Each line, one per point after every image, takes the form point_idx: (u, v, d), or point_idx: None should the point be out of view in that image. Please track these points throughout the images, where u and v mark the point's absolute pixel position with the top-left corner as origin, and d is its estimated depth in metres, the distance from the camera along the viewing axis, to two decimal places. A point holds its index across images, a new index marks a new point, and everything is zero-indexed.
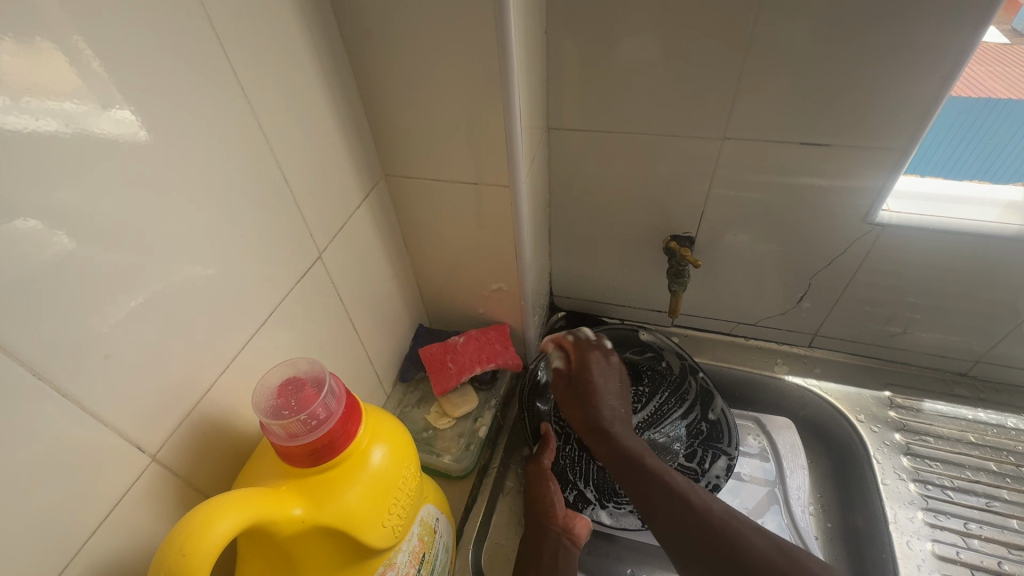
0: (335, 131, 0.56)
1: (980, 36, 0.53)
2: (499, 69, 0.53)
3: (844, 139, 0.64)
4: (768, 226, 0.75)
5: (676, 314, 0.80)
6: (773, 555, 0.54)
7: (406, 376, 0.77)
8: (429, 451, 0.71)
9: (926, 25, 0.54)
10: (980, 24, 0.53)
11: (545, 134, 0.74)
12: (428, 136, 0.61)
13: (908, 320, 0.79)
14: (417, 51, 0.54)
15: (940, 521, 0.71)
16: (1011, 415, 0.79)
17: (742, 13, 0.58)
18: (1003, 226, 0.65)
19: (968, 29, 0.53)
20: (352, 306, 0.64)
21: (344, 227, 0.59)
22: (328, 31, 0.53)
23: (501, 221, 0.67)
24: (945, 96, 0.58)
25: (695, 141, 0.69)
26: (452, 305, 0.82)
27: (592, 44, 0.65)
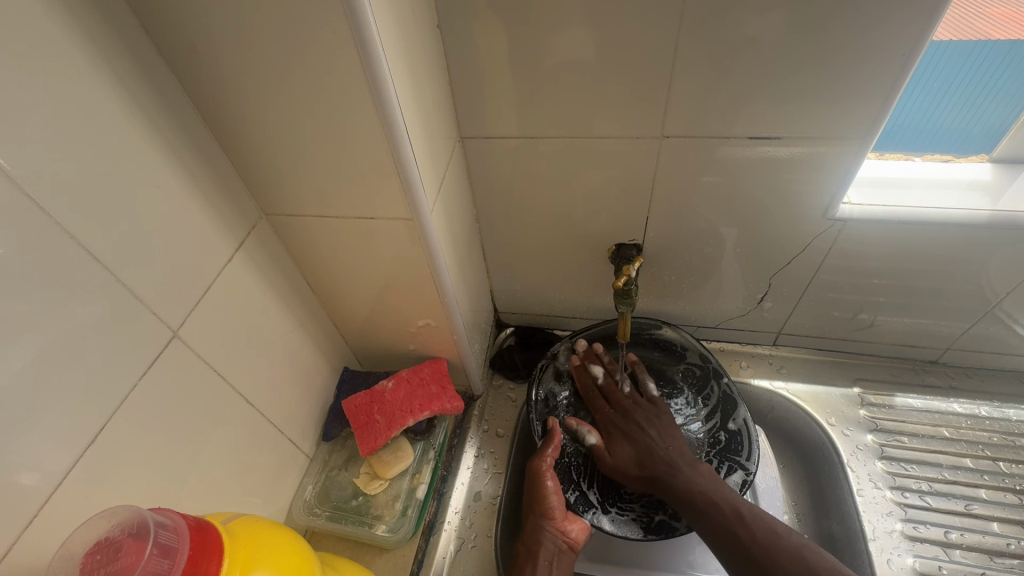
0: (171, 183, 0.46)
1: (943, 6, 0.45)
2: (367, 85, 0.43)
3: (792, 130, 0.56)
4: (717, 229, 0.68)
5: (620, 335, 0.73)
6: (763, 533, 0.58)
7: (330, 435, 0.69)
8: (360, 523, 0.64)
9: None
10: None
11: (458, 143, 0.64)
12: (305, 169, 0.51)
13: (875, 308, 0.73)
14: (263, 72, 0.43)
15: (920, 532, 0.67)
16: (984, 404, 0.75)
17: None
18: (974, 212, 0.59)
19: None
20: (238, 376, 0.55)
21: (210, 290, 0.50)
22: (144, 60, 0.42)
23: (412, 255, 0.58)
24: (904, 77, 0.51)
25: (622, 144, 0.61)
26: (378, 344, 0.73)
27: (494, 42, 0.55)
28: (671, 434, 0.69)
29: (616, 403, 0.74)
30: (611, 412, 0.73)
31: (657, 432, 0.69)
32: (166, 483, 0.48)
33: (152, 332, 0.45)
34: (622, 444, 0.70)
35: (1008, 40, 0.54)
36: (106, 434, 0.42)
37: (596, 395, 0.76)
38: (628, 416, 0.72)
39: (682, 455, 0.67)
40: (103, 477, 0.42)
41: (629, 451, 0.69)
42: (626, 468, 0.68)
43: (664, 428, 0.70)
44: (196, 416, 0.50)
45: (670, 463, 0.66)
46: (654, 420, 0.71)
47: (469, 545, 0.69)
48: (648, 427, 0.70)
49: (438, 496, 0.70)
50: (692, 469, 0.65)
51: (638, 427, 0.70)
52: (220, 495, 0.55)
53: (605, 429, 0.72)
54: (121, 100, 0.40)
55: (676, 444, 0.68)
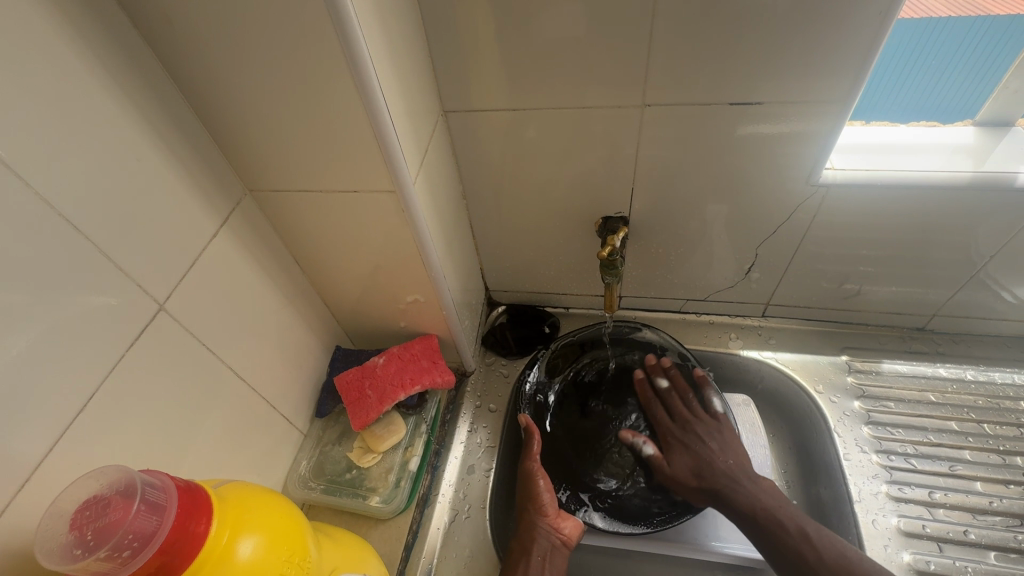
0: (152, 157, 0.46)
1: None
2: (342, 54, 0.43)
3: (773, 95, 0.56)
4: (704, 198, 0.68)
5: (608, 309, 0.74)
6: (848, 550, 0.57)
7: (323, 411, 0.70)
8: (354, 495, 0.65)
9: None
10: None
11: (441, 118, 0.64)
12: (286, 143, 0.51)
13: (863, 275, 0.73)
14: (238, 43, 0.43)
15: (905, 494, 0.68)
16: (969, 368, 0.76)
17: None
18: (956, 174, 0.59)
19: None
20: (228, 351, 0.55)
21: (196, 264, 0.51)
22: (117, 30, 0.42)
23: (396, 228, 0.58)
24: (883, 38, 0.50)
25: (606, 114, 0.61)
26: (369, 322, 0.73)
27: (473, 10, 0.54)
28: (733, 448, 0.70)
29: (676, 415, 0.74)
30: (673, 424, 0.74)
31: (718, 444, 0.70)
32: (159, 455, 0.49)
33: (138, 306, 0.45)
34: (681, 455, 0.70)
35: (1007, 15, 0.54)
36: (96, 405, 0.43)
37: (655, 406, 0.76)
38: (689, 426, 0.73)
39: (743, 467, 0.67)
40: (96, 448, 0.43)
41: (686, 461, 0.69)
42: (683, 479, 0.68)
43: (725, 441, 0.70)
44: (187, 389, 0.51)
45: (731, 476, 0.66)
46: (716, 434, 0.71)
47: (463, 516, 0.70)
48: (708, 440, 0.70)
49: (431, 469, 0.72)
50: (754, 482, 0.65)
51: (698, 439, 0.71)
52: (215, 469, 0.55)
53: (664, 439, 0.73)
54: (96, 70, 0.40)
55: (737, 457, 0.69)
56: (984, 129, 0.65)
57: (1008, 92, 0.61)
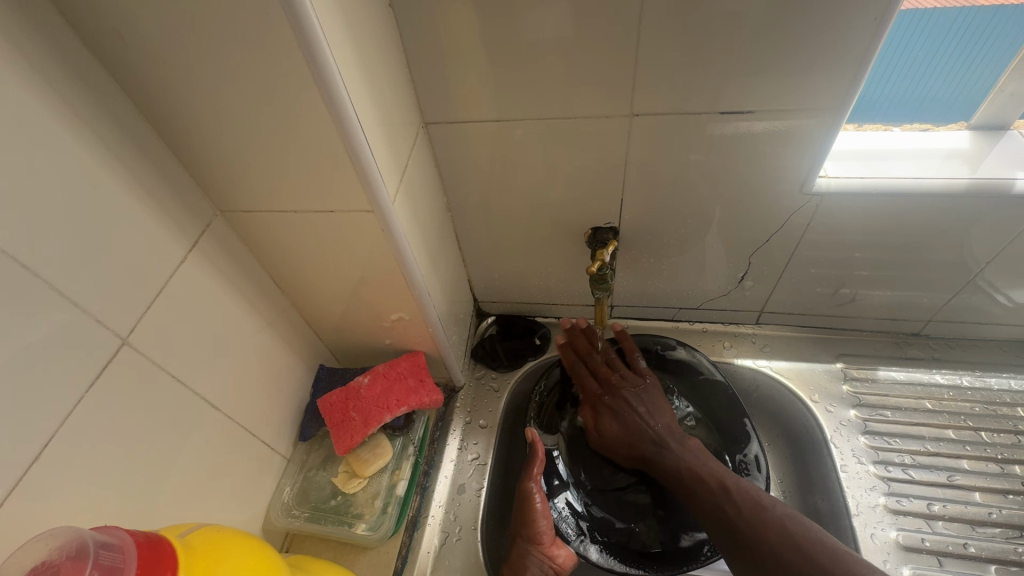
0: (110, 183, 0.43)
1: None
2: (310, 70, 0.40)
3: (763, 103, 0.54)
4: (695, 207, 0.66)
5: (598, 321, 0.72)
6: (767, 503, 0.57)
7: (306, 435, 0.67)
8: (339, 523, 0.63)
9: None
10: None
11: (422, 130, 0.62)
12: (255, 161, 0.48)
13: (858, 281, 0.72)
14: (197, 60, 0.41)
15: (903, 506, 0.67)
16: (966, 374, 0.75)
17: None
18: (951, 180, 0.58)
19: None
20: (202, 381, 0.53)
21: (163, 293, 0.48)
22: (67, 49, 0.39)
23: (377, 247, 0.56)
24: (877, 42, 0.49)
25: (591, 124, 0.59)
26: (353, 340, 0.71)
27: (451, 18, 0.52)
28: (660, 408, 0.69)
29: (602, 379, 0.72)
30: (599, 389, 0.72)
31: (646, 408, 0.68)
32: (128, 495, 0.46)
33: (100, 339, 0.43)
34: (610, 421, 0.70)
35: (992, 6, 0.53)
36: (54, 450, 0.40)
37: (581, 368, 0.74)
38: (617, 389, 0.71)
39: (670, 431, 0.66)
40: (56, 493, 0.41)
41: (615, 428, 0.69)
42: (614, 446, 0.69)
43: (653, 402, 0.69)
44: (157, 423, 0.49)
45: (659, 441, 0.66)
46: (643, 394, 0.70)
47: (454, 538, 0.68)
48: (636, 403, 0.69)
49: (421, 491, 0.70)
50: (680, 445, 0.65)
51: (627, 404, 0.69)
52: (192, 503, 0.53)
53: (592, 407, 0.72)
54: (44, 93, 0.38)
55: (664, 418, 0.68)
56: (980, 132, 0.63)
57: (1004, 94, 0.60)
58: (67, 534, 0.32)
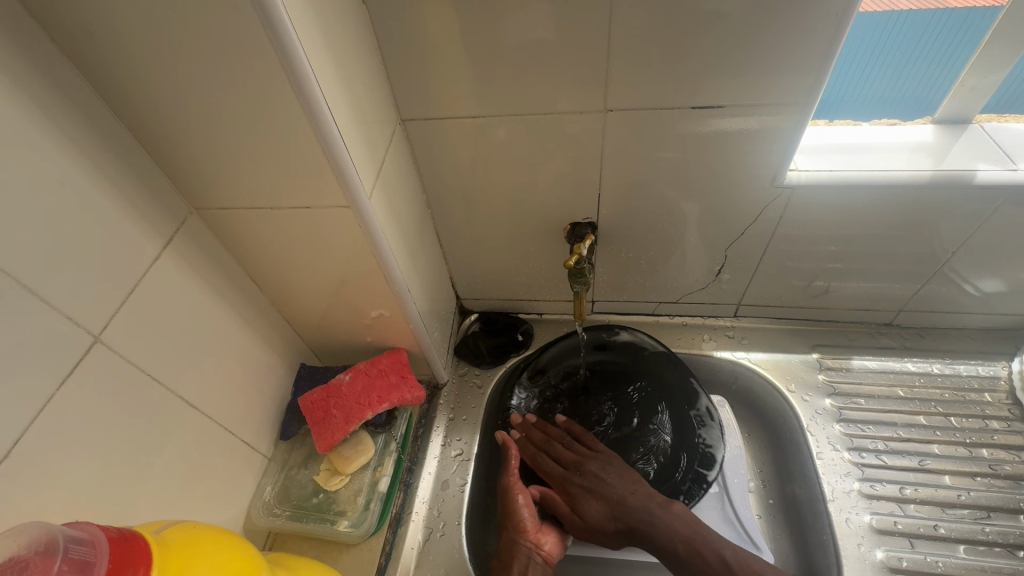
0: (80, 180, 0.43)
1: None
2: (281, 67, 0.41)
3: (734, 99, 0.56)
4: (671, 202, 0.67)
5: (577, 315, 0.73)
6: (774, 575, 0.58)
7: (288, 433, 0.67)
8: (321, 520, 0.63)
9: None
10: None
11: (399, 127, 0.62)
12: (230, 158, 0.48)
13: (831, 273, 0.73)
14: (167, 56, 0.41)
15: (877, 490, 0.69)
16: (936, 361, 0.77)
17: None
18: (916, 172, 0.60)
19: None
20: (179, 380, 0.53)
21: (138, 291, 0.48)
22: (34, 45, 0.39)
23: (355, 243, 0.56)
24: (841, 38, 0.50)
25: (568, 120, 0.60)
26: (334, 339, 0.71)
27: (425, 15, 0.52)
28: (627, 476, 0.67)
29: (563, 463, 0.69)
30: (564, 471, 0.68)
31: (618, 478, 0.66)
32: (104, 495, 0.46)
33: (72, 338, 0.43)
34: (592, 502, 0.65)
35: (966, 8, 0.55)
36: (26, 450, 0.40)
37: (544, 462, 0.70)
38: (580, 465, 0.68)
39: (654, 497, 0.64)
40: (28, 494, 0.40)
41: (601, 506, 0.65)
42: (602, 524, 0.64)
43: (619, 472, 0.67)
44: (134, 423, 0.48)
45: (643, 510, 0.63)
46: (611, 466, 0.68)
47: (438, 534, 0.68)
48: (607, 477, 0.66)
49: (405, 487, 0.70)
50: (666, 512, 0.63)
51: (598, 480, 0.66)
52: (170, 504, 0.53)
53: (562, 489, 0.67)
54: (11, 89, 0.37)
55: (635, 484, 0.66)
56: (943, 126, 0.65)
57: (965, 89, 0.62)
58: (38, 528, 0.32)
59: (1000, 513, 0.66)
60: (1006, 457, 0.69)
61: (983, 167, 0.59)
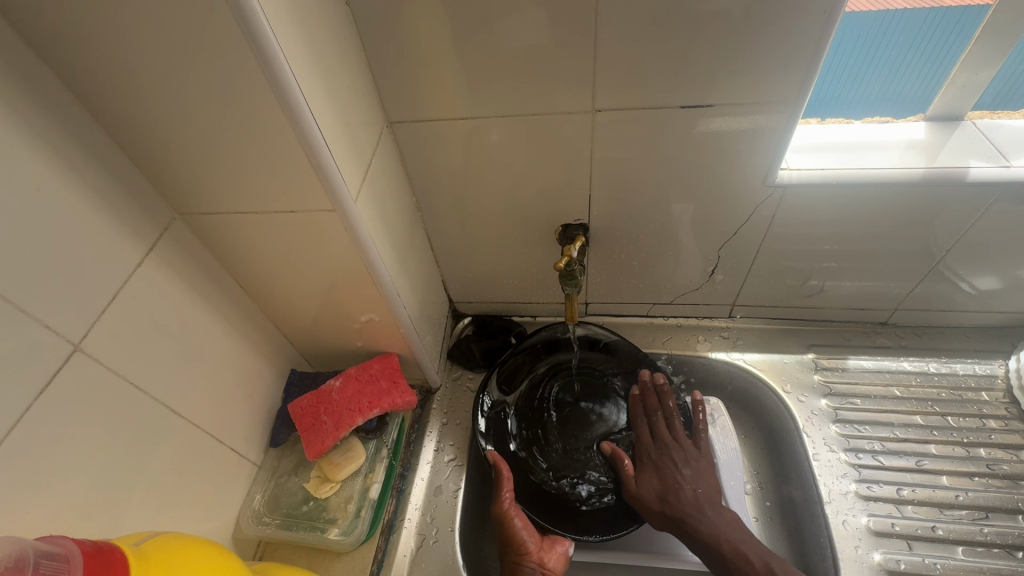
0: (58, 187, 0.42)
1: None
2: (261, 70, 0.40)
3: (723, 98, 0.55)
4: (662, 202, 0.67)
5: (568, 317, 0.72)
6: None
7: (277, 440, 0.67)
8: (312, 528, 0.63)
9: None
10: None
11: (386, 130, 0.62)
12: (213, 163, 0.48)
13: (825, 273, 0.73)
14: (144, 59, 0.40)
15: (874, 492, 0.68)
16: (932, 360, 0.76)
17: None
18: (908, 170, 0.59)
19: None
20: (164, 388, 0.52)
21: (120, 297, 0.47)
22: (9, 50, 0.38)
23: (342, 248, 0.55)
24: (831, 36, 0.49)
25: (556, 121, 0.59)
26: (324, 344, 0.70)
27: (409, 17, 0.52)
28: (705, 476, 0.67)
29: (655, 435, 0.71)
30: (652, 442, 0.71)
31: (690, 472, 0.67)
32: (86, 506, 0.45)
33: (51, 346, 0.42)
34: (650, 476, 0.68)
35: (959, 8, 0.56)
36: (5, 462, 0.39)
37: (654, 423, 0.72)
38: (667, 448, 0.70)
39: (710, 499, 0.65)
40: (5, 506, 0.39)
41: (655, 483, 0.67)
42: (647, 500, 0.66)
43: (698, 469, 0.68)
44: (116, 431, 0.47)
45: (696, 507, 0.64)
46: (691, 460, 0.68)
47: (431, 540, 0.67)
48: (682, 465, 0.68)
49: (397, 494, 0.69)
50: (717, 514, 0.63)
51: (673, 464, 0.68)
52: (156, 514, 0.52)
53: (639, 458, 0.70)
54: None
55: (707, 488, 0.66)
56: (937, 122, 0.65)
57: (956, 85, 0.61)
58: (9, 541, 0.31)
59: (998, 513, 0.65)
60: (1003, 456, 0.69)
61: (975, 164, 0.59)
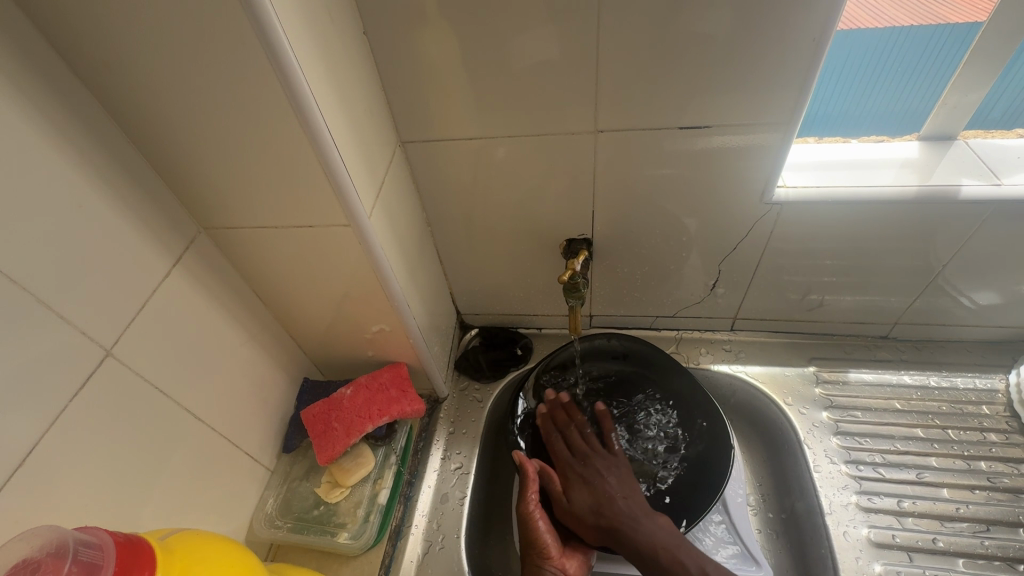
0: (96, 203, 0.45)
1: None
2: (285, 95, 0.43)
3: (720, 119, 0.58)
4: (664, 217, 0.69)
5: (572, 330, 0.74)
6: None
7: (290, 446, 0.69)
8: (322, 532, 0.64)
9: None
10: None
11: (399, 149, 0.65)
12: (237, 181, 0.51)
13: (824, 287, 0.74)
14: (179, 86, 0.44)
15: (875, 503, 0.68)
16: (932, 374, 0.77)
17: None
18: (902, 189, 0.61)
19: None
20: (187, 393, 0.55)
21: (148, 306, 0.50)
22: (57, 79, 0.42)
23: (355, 261, 0.58)
24: (821, 61, 0.52)
25: (561, 140, 0.62)
26: (336, 353, 0.73)
27: (423, 45, 0.56)
28: (627, 485, 0.68)
29: (573, 449, 0.72)
30: (570, 458, 0.71)
31: (615, 479, 0.68)
32: (111, 504, 0.48)
33: (86, 351, 0.45)
34: (581, 490, 0.68)
35: (967, 23, 0.57)
36: (40, 459, 0.42)
37: (557, 441, 0.73)
38: (589, 460, 0.70)
39: (642, 508, 0.65)
40: (41, 502, 0.42)
41: (587, 497, 0.67)
42: (581, 515, 0.66)
43: (622, 477, 0.69)
44: (142, 432, 0.50)
45: (632, 514, 0.64)
46: (614, 470, 0.69)
47: (437, 547, 0.68)
48: (607, 476, 0.68)
49: (404, 500, 0.71)
50: (652, 521, 0.64)
51: (597, 474, 0.68)
52: (175, 514, 0.54)
53: (563, 471, 0.70)
54: (34, 119, 0.40)
55: (631, 493, 0.67)
56: (929, 142, 0.67)
57: (948, 106, 0.63)
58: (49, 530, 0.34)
59: (999, 526, 0.65)
60: (1004, 470, 0.69)
61: (967, 183, 0.60)
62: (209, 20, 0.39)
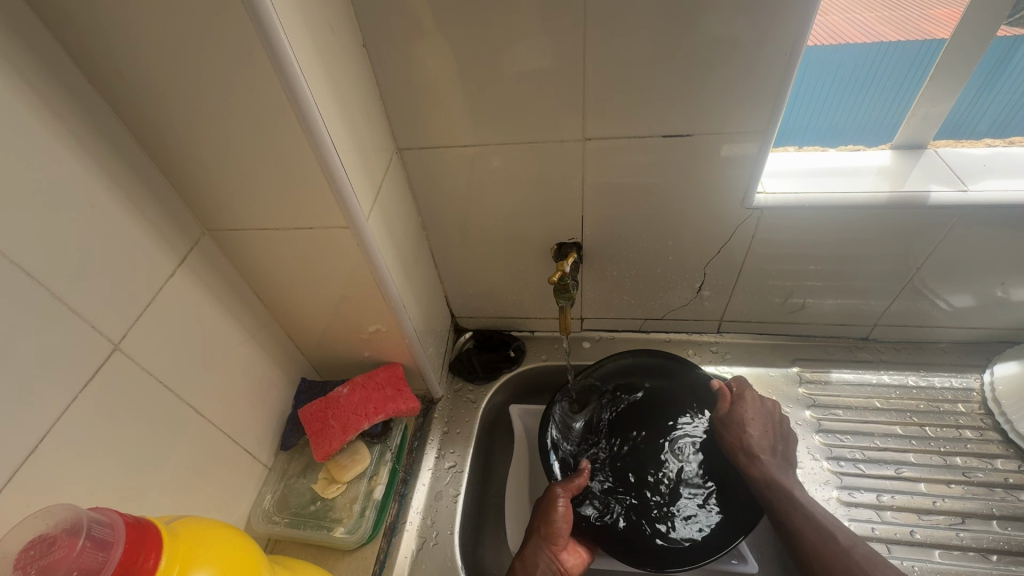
0: (106, 203, 0.47)
1: (810, 21, 0.51)
2: (290, 105, 0.46)
3: (701, 129, 0.61)
4: (649, 224, 0.72)
5: (563, 330, 0.76)
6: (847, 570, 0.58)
7: (287, 443, 0.71)
8: (319, 527, 0.66)
9: (747, 11, 0.51)
10: (808, 11, 0.51)
11: (395, 156, 0.68)
12: (240, 185, 0.53)
13: (806, 290, 0.77)
14: (188, 93, 0.46)
15: (855, 498, 0.71)
16: (911, 373, 0.80)
17: (557, 15, 0.54)
18: (875, 195, 0.64)
19: (797, 17, 0.51)
20: (189, 389, 0.56)
21: (153, 304, 0.52)
22: (72, 85, 0.44)
23: (352, 262, 0.60)
24: (795, 74, 0.55)
25: (551, 147, 0.65)
26: (333, 354, 0.75)
27: (419, 58, 0.59)
28: (779, 454, 0.70)
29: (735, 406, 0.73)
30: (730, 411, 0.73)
31: (766, 449, 0.70)
32: (115, 493, 0.49)
33: (94, 343, 0.47)
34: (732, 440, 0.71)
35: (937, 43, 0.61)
36: (49, 447, 0.43)
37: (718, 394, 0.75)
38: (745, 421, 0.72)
39: (777, 477, 0.68)
40: (49, 488, 0.44)
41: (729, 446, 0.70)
42: None
43: (773, 448, 0.70)
44: (146, 425, 0.52)
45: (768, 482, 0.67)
46: (768, 438, 0.71)
47: (431, 543, 0.70)
48: (761, 442, 0.70)
49: (399, 498, 0.72)
50: (787, 492, 0.66)
51: (748, 436, 0.71)
52: (177, 506, 0.55)
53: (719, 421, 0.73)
54: (51, 122, 0.42)
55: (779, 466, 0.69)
56: (902, 151, 0.70)
57: (918, 117, 0.67)
58: (66, 509, 0.37)
59: (973, 519, 0.68)
60: (978, 465, 0.72)
61: (936, 189, 0.64)
62: (221, 32, 0.42)
